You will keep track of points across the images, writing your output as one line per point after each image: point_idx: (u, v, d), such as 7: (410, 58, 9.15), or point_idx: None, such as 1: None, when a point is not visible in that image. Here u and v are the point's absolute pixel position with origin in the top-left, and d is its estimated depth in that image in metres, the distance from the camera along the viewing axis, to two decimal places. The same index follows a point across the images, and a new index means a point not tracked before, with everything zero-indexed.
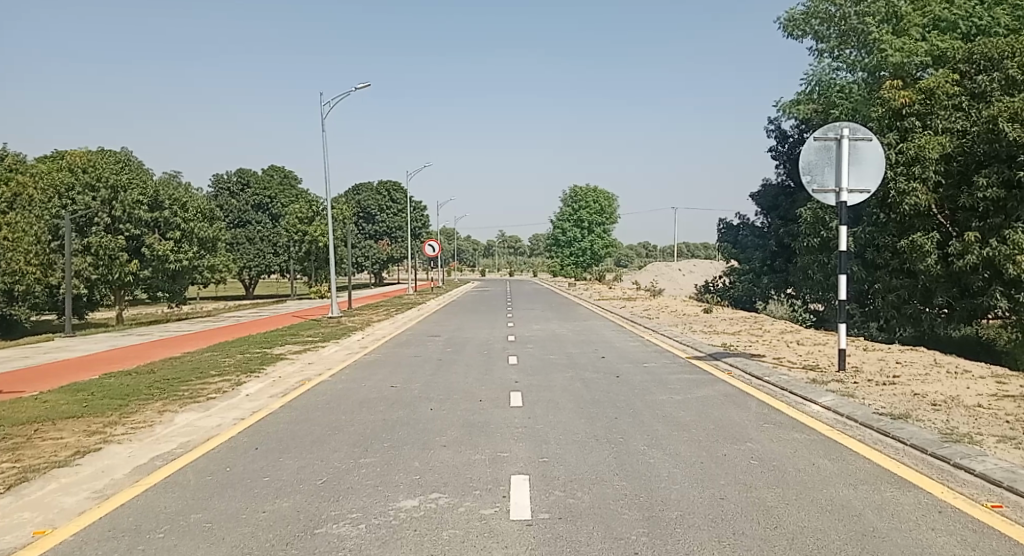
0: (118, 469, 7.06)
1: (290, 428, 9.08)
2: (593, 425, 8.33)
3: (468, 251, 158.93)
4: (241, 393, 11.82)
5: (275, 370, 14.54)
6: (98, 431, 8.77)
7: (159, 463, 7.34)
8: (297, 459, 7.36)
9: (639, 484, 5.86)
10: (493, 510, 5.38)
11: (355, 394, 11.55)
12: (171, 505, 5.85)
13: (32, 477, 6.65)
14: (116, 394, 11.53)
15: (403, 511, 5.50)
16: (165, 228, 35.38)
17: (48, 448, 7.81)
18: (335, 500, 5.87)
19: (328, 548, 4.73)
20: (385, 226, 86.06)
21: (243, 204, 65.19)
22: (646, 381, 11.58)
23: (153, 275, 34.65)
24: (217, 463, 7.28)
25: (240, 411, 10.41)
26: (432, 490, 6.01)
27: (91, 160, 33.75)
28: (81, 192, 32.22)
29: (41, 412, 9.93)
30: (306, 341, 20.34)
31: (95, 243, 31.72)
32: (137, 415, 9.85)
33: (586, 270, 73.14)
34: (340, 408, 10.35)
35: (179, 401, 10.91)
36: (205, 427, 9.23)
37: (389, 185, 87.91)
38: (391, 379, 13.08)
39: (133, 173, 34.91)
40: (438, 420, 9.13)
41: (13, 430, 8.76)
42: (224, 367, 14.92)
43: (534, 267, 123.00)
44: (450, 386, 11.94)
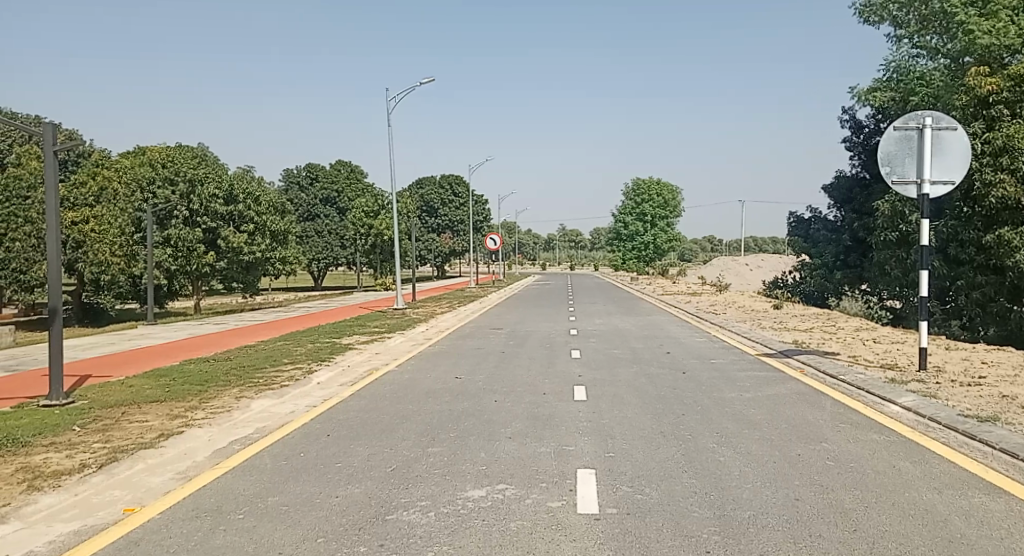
0: (201, 451, 7.38)
1: (360, 416, 9.28)
2: (660, 422, 8.23)
3: (529, 246, 159.21)
4: (312, 381, 12.17)
5: (343, 360, 14.89)
6: (180, 415, 9.17)
7: (237, 447, 7.63)
8: (367, 447, 7.51)
9: (709, 481, 5.77)
10: (560, 503, 5.38)
11: (421, 384, 11.72)
12: (248, 487, 6.07)
13: (121, 457, 6.98)
14: (196, 380, 12.02)
15: (470, 500, 5.55)
16: (239, 221, 36.27)
17: (134, 430, 8.21)
18: (406, 487, 5.97)
19: (398, 535, 4.81)
20: (447, 219, 87.10)
21: (312, 198, 67.44)
22: (714, 378, 11.38)
23: (227, 266, 35.79)
24: (292, 448, 7.51)
25: (312, 398, 10.73)
26: (499, 481, 6.05)
27: (170, 154, 35.30)
28: (161, 186, 33.97)
29: (128, 396, 10.47)
30: (373, 332, 20.76)
31: (174, 235, 33.26)
32: (215, 400, 10.25)
33: (647, 264, 72.59)
34: (407, 398, 10.52)
35: (254, 388, 11.31)
36: (279, 413, 9.52)
37: (453, 178, 88.97)
38: (455, 370, 13.24)
39: (210, 167, 36.21)
40: (502, 412, 9.16)
41: (104, 412, 9.25)
42: (296, 355, 15.40)
43: (596, 261, 122.40)
44: (513, 379, 11.98)
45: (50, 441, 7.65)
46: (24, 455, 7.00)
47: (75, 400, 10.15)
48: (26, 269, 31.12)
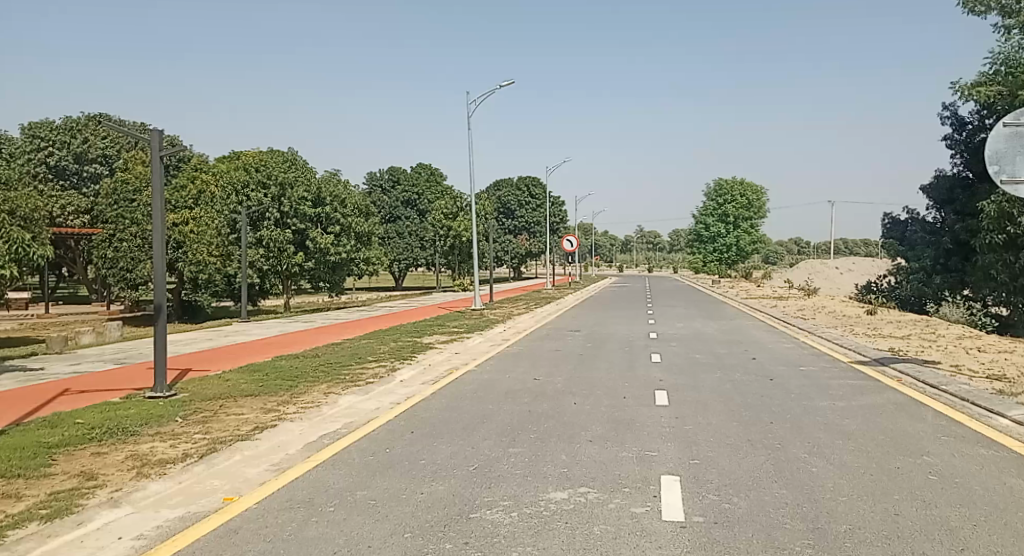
0: (292, 444, 7.67)
1: (443, 414, 9.45)
2: (747, 429, 8.01)
3: (605, 247, 158.01)
4: (395, 379, 12.47)
5: (424, 358, 15.18)
6: (273, 409, 9.54)
7: (327, 441, 7.88)
8: (449, 445, 7.63)
9: (801, 492, 5.58)
10: (645, 509, 5.31)
11: (500, 385, 11.79)
12: (337, 481, 6.26)
13: (220, 447, 7.34)
14: (287, 376, 12.50)
15: (553, 502, 5.55)
16: (327, 222, 37.34)
17: (231, 422, 8.60)
18: (488, 486, 6.02)
19: (482, 534, 4.85)
20: (524, 221, 87.47)
21: (394, 200, 69.05)
22: (804, 386, 10.99)
23: (316, 267, 36.94)
24: (378, 444, 7.71)
25: (395, 396, 10.97)
26: (582, 484, 6.02)
27: (264, 159, 36.64)
28: (255, 189, 35.20)
29: (225, 389, 10.99)
30: (452, 332, 21.06)
31: (266, 236, 34.54)
32: (305, 395, 10.61)
33: (730, 267, 70.72)
34: (488, 397, 10.66)
35: (341, 384, 11.67)
36: (365, 409, 9.80)
37: (530, 180, 89.04)
38: (534, 372, 13.26)
39: (300, 170, 37.29)
40: (582, 415, 9.12)
41: (203, 405, 9.72)
42: (379, 354, 15.79)
43: (675, 264, 120.13)
44: (593, 381, 11.90)
45: (156, 430, 8.10)
46: (132, 443, 7.44)
47: (177, 393, 10.71)
48: (132, 267, 32.99)
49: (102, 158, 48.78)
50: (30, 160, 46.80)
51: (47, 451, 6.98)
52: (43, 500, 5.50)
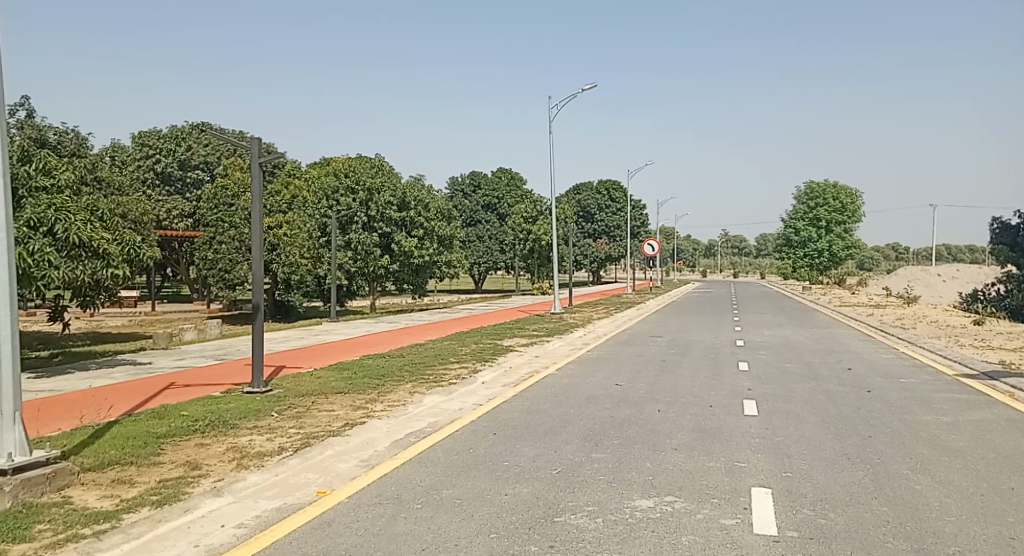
0: (380, 441, 7.86)
1: (526, 416, 9.48)
2: (842, 442, 7.68)
3: (688, 251, 155.05)
4: (478, 380, 12.60)
5: (505, 361, 15.28)
6: (362, 406, 9.80)
7: (413, 439, 8.04)
8: (532, 447, 7.64)
9: (904, 510, 5.31)
10: (735, 520, 5.17)
11: (582, 389, 11.73)
12: (424, 479, 6.37)
13: (313, 442, 7.60)
14: (374, 374, 12.85)
15: (639, 510, 5.47)
16: (411, 226, 38.00)
17: (323, 418, 8.90)
18: (573, 491, 5.99)
19: (567, 538, 4.83)
20: (604, 224, 86.86)
21: (475, 204, 70.07)
22: (904, 399, 10.46)
23: (400, 269, 37.79)
24: (462, 444, 7.80)
25: (478, 397, 11.08)
26: (668, 493, 5.91)
27: (352, 165, 38.06)
28: (344, 194, 36.63)
29: (316, 387, 11.38)
30: (532, 335, 21.11)
31: (354, 239, 35.73)
32: (391, 394, 10.85)
33: (822, 273, 67.46)
34: (570, 401, 10.61)
35: (426, 384, 11.88)
36: (448, 409, 9.95)
37: (610, 183, 88.13)
38: (616, 377, 13.12)
39: (386, 176, 38.27)
40: (667, 422, 8.95)
41: (297, 401, 10.10)
42: (461, 355, 15.99)
43: (761, 269, 116.39)
44: (678, 388, 11.69)
45: (253, 424, 8.46)
46: (232, 436, 7.79)
47: (273, 388, 11.14)
48: (230, 268, 34.57)
49: (203, 165, 51.42)
50: (140, 167, 49.91)
51: (155, 441, 7.41)
52: (153, 487, 5.84)
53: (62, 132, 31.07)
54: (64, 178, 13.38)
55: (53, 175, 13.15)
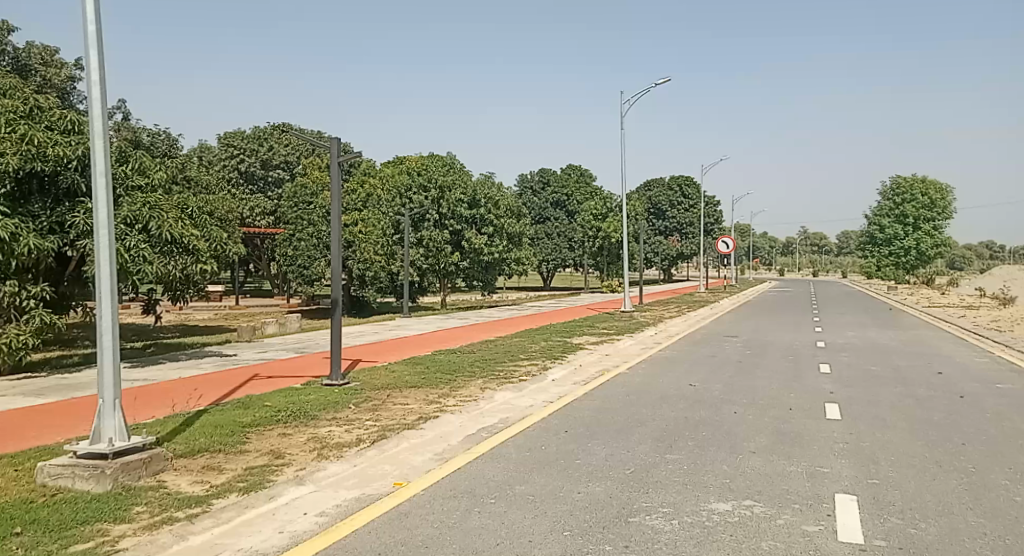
0: (453, 436, 7.95)
1: (598, 415, 9.42)
2: (933, 450, 7.32)
3: (765, 249, 150.96)
4: (548, 377, 12.61)
5: (576, 358, 15.23)
6: (435, 401, 9.95)
7: (485, 435, 8.11)
8: (604, 447, 7.59)
9: (1003, 524, 5.01)
10: (818, 528, 5.00)
11: (655, 389, 11.59)
12: (497, 475, 6.40)
13: (389, 434, 7.75)
14: (446, 370, 13.01)
15: (717, 513, 5.35)
16: (481, 224, 38.36)
17: (398, 411, 9.07)
18: (647, 492, 5.90)
19: (642, 538, 4.78)
20: (676, 221, 85.21)
21: (544, 201, 70.06)
22: (1000, 405, 9.91)
23: (470, 266, 38.15)
24: (535, 441, 7.81)
25: (550, 394, 11.09)
26: (746, 497, 5.77)
27: (425, 164, 38.68)
28: (417, 192, 37.21)
29: (391, 380, 11.61)
30: (603, 333, 20.96)
31: (426, 236, 36.26)
32: (464, 389, 10.97)
33: (909, 272, 64.87)
34: (643, 400, 10.48)
35: (497, 380, 11.95)
36: (519, 406, 9.99)
37: (682, 179, 86.70)
38: (689, 377, 12.90)
39: (458, 173, 38.70)
40: (744, 425, 8.73)
41: (374, 394, 10.32)
42: (531, 352, 16.01)
43: (843, 268, 112.18)
44: (755, 390, 11.40)
45: (332, 416, 8.69)
46: (312, 427, 8.03)
47: (349, 381, 11.42)
48: (308, 264, 35.64)
49: (284, 164, 53.09)
50: (225, 166, 51.96)
51: (241, 430, 7.70)
52: (240, 474, 6.08)
53: (155, 134, 32.64)
54: (157, 178, 14.07)
55: (147, 175, 13.85)
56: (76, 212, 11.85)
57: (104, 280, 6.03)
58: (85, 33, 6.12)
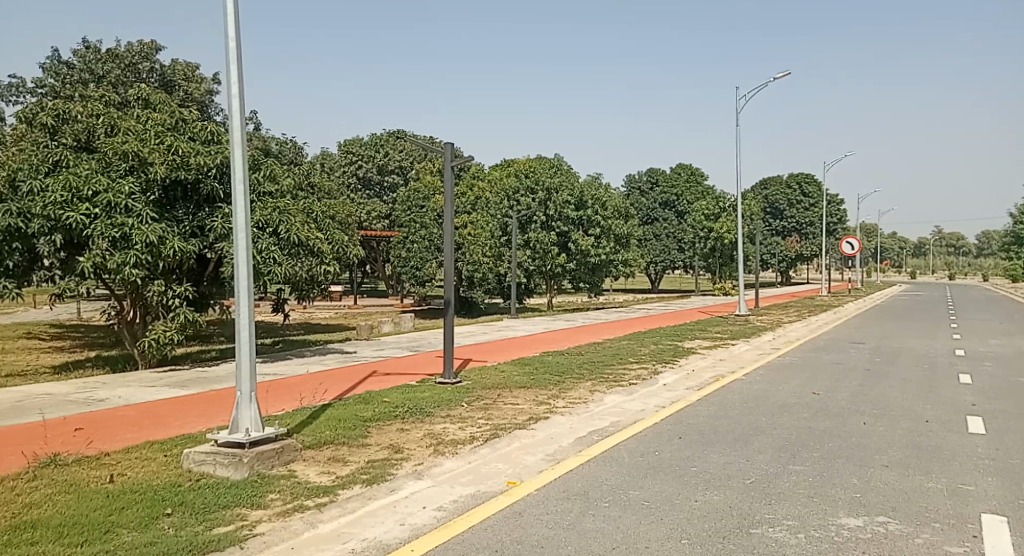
0: (564, 437, 7.95)
1: (713, 422, 9.15)
2: None
3: (894, 250, 141.91)
4: (660, 381, 12.37)
5: (689, 363, 14.84)
6: (545, 402, 9.98)
7: (596, 437, 8.05)
8: (723, 455, 7.34)
9: None
10: (962, 549, 4.65)
11: (774, 396, 11.13)
12: (611, 478, 6.35)
13: (501, 434, 7.84)
14: (555, 371, 13.02)
15: (847, 529, 5.07)
16: (588, 225, 38.07)
17: (509, 411, 9.17)
18: (769, 503, 5.69)
19: (766, 551, 4.60)
20: (794, 221, 81.55)
21: (652, 202, 68.98)
22: None
23: (576, 268, 38.01)
24: (648, 446, 7.67)
25: (662, 399, 10.88)
26: (879, 513, 5.43)
27: (533, 166, 39.01)
28: (524, 194, 37.79)
29: (501, 380, 11.75)
30: (716, 337, 20.34)
31: (533, 238, 36.76)
32: (573, 391, 10.95)
33: None
34: (761, 408, 10.10)
35: (607, 383, 11.84)
36: (630, 410, 9.85)
37: (801, 177, 83.20)
38: (811, 385, 12.30)
39: (565, 175, 38.81)
40: (874, 437, 8.23)
41: (484, 393, 10.48)
42: (641, 355, 15.76)
43: (984, 270, 103.74)
44: (883, 400, 10.72)
45: (446, 413, 8.89)
46: (428, 423, 8.24)
47: (462, 380, 11.65)
48: (420, 266, 36.75)
49: (398, 169, 54.82)
50: (345, 172, 54.35)
51: (362, 424, 8.02)
52: (362, 466, 6.33)
53: (282, 142, 34.59)
54: (285, 184, 14.93)
55: (277, 181, 14.71)
56: (214, 217, 12.76)
57: (241, 281, 6.44)
58: (226, 49, 6.57)
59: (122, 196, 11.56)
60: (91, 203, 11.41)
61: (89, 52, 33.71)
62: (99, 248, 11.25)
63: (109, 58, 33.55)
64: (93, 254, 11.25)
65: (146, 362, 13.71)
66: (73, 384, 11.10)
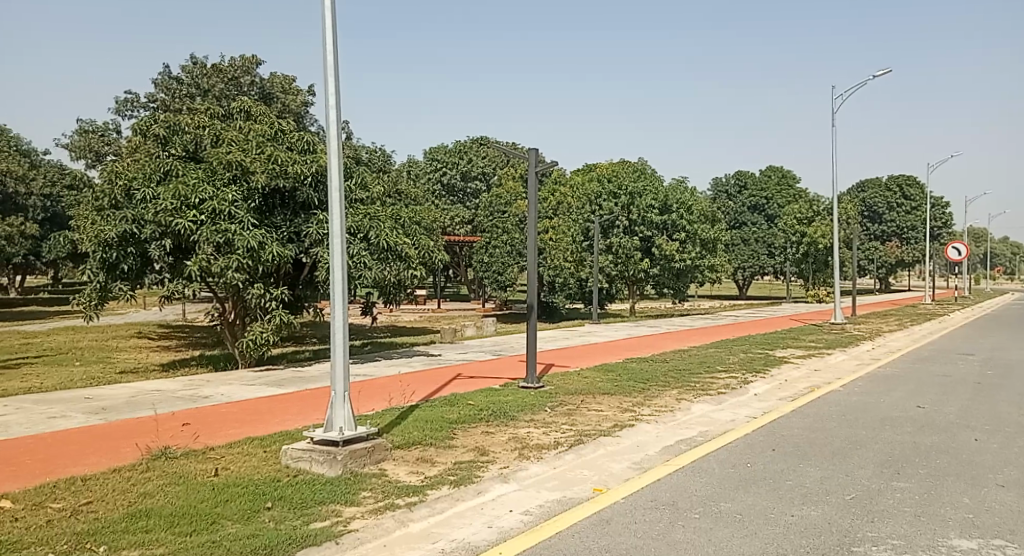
0: (651, 446, 7.82)
1: (808, 433, 8.80)
2: None
3: (1005, 256, 132.83)
4: (750, 391, 12.01)
5: (780, 373, 14.35)
6: (630, 409, 9.86)
7: (684, 447, 7.88)
8: (820, 469, 7.04)
9: None
10: None
11: (874, 409, 10.61)
12: (701, 489, 6.19)
13: (586, 440, 7.79)
14: (640, 378, 12.83)
15: (959, 551, 4.77)
16: (672, 229, 37.03)
17: (593, 418, 9.10)
18: (873, 520, 5.42)
19: None
20: (894, 225, 77.50)
21: (740, 206, 67.34)
22: None
23: (660, 273, 37.24)
24: (739, 458, 7.44)
25: (752, 409, 10.53)
26: (996, 536, 5.09)
27: (615, 170, 38.69)
28: (606, 199, 37.17)
29: (584, 386, 11.68)
30: (810, 346, 19.56)
31: (615, 243, 36.08)
32: (659, 399, 10.77)
33: None
34: (859, 421, 9.64)
35: (694, 391, 11.59)
36: (720, 419, 9.60)
37: (903, 179, 79.15)
38: (915, 398, 11.64)
39: (650, 179, 38.16)
40: (986, 455, 7.72)
41: (567, 399, 10.44)
42: (729, 364, 15.34)
43: None
44: (996, 416, 10.03)
45: (530, 418, 8.91)
46: (512, 428, 8.28)
47: (545, 385, 11.63)
48: (502, 270, 36.87)
49: (481, 176, 55.55)
50: (429, 179, 55.45)
51: (449, 426, 8.13)
52: (450, 468, 6.41)
53: (371, 150, 35.63)
54: (375, 191, 15.41)
55: (367, 189, 15.18)
56: (310, 223, 13.27)
57: (337, 285, 6.64)
58: (324, 62, 6.81)
59: (226, 203, 12.16)
60: (198, 210, 12.04)
61: (195, 68, 35.68)
62: (204, 253, 11.89)
63: (214, 73, 35.45)
64: (199, 258, 11.91)
65: (245, 361, 14.35)
66: (180, 381, 11.75)
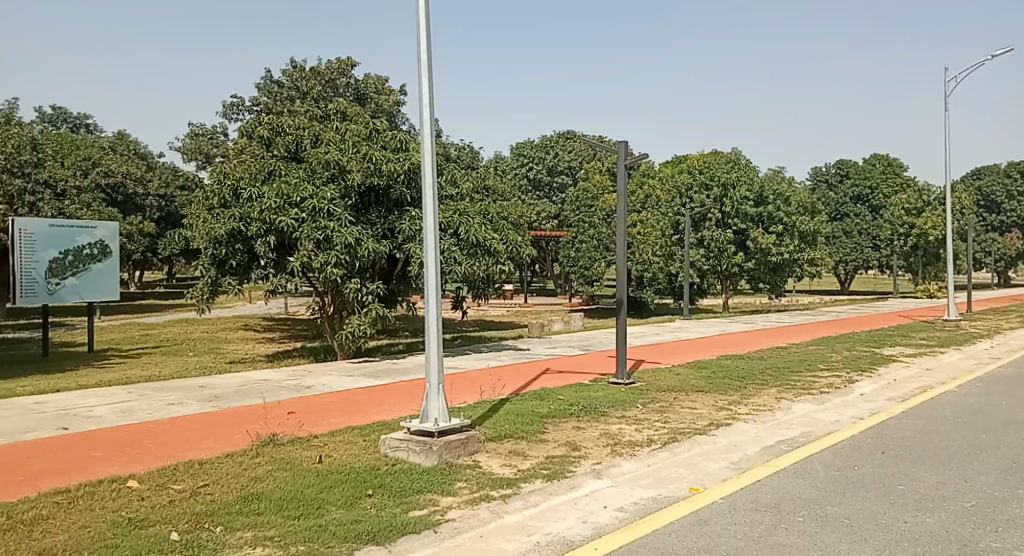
0: (749, 445, 7.59)
1: (919, 436, 8.32)
2: None
3: None
4: (854, 391, 11.46)
5: (887, 372, 13.61)
6: (725, 407, 9.60)
7: (784, 447, 7.60)
8: (935, 474, 6.64)
9: None
10: None
11: (993, 412, 9.91)
12: (804, 491, 5.95)
13: (680, 438, 7.64)
14: (735, 376, 12.47)
15: None
16: (768, 222, 35.96)
17: (687, 415, 8.91)
18: (996, 530, 5.06)
19: None
20: (1015, 215, 72.14)
21: (842, 196, 64.43)
22: None
23: (755, 267, 36.04)
24: (844, 460, 7.12)
25: (858, 410, 10.04)
26: None
27: (707, 162, 37.80)
28: (698, 191, 36.43)
29: (677, 383, 11.45)
30: (921, 345, 18.44)
31: (707, 236, 35.09)
32: (756, 398, 10.43)
33: None
34: (978, 424, 9.02)
35: (794, 390, 11.16)
36: (823, 420, 9.21)
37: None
38: None
39: (743, 170, 37.19)
40: None
41: (660, 395, 10.26)
42: (832, 362, 14.67)
43: None
44: None
45: (622, 414, 8.81)
46: (604, 423, 8.22)
47: (636, 381, 11.47)
48: (589, 265, 36.60)
49: (569, 170, 55.35)
50: (517, 174, 55.65)
51: (540, 420, 8.15)
52: (543, 462, 6.43)
53: (460, 147, 36.13)
54: (465, 188, 15.59)
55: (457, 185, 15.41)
56: (403, 219, 13.58)
57: (431, 280, 6.76)
58: (419, 61, 6.94)
59: (324, 201, 12.60)
60: (299, 208, 12.54)
61: (295, 72, 37.19)
62: (305, 249, 12.40)
63: (312, 76, 36.87)
64: (301, 254, 12.42)
65: (344, 353, 14.85)
66: (283, 372, 12.29)
